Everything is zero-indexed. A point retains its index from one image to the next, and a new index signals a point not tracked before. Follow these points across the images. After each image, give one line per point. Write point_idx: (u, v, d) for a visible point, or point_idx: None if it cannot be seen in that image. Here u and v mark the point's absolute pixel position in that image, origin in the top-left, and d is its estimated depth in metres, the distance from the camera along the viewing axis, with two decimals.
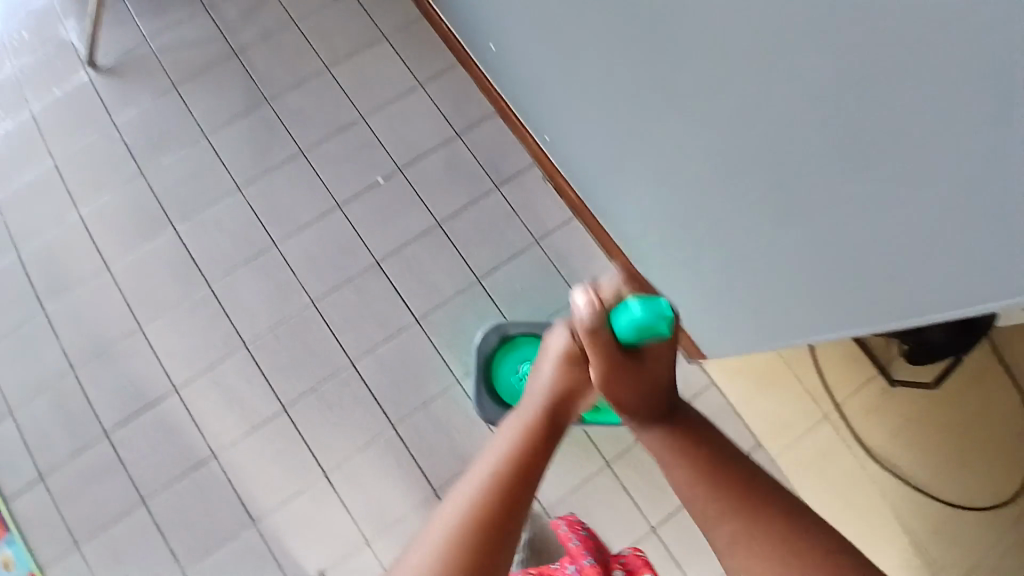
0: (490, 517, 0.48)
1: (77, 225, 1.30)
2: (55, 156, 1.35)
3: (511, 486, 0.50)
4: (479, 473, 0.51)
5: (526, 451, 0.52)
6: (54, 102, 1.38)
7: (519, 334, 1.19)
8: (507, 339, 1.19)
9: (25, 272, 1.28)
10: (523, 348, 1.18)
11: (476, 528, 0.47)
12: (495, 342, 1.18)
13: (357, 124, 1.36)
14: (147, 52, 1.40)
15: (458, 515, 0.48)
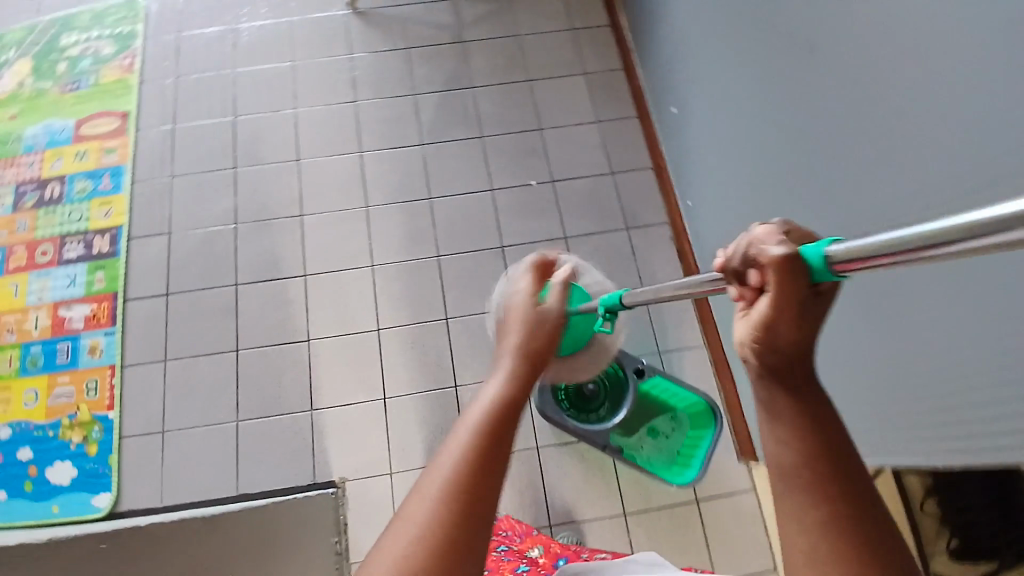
0: (476, 461, 0.42)
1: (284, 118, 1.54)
2: (292, 62, 1.60)
3: (485, 460, 0.42)
4: (465, 429, 0.44)
5: (503, 414, 0.46)
6: (310, 22, 1.65)
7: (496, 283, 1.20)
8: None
9: (229, 138, 1.51)
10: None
11: (467, 470, 0.41)
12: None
13: (533, 133, 1.55)
14: (396, 13, 1.67)
15: (448, 471, 0.41)
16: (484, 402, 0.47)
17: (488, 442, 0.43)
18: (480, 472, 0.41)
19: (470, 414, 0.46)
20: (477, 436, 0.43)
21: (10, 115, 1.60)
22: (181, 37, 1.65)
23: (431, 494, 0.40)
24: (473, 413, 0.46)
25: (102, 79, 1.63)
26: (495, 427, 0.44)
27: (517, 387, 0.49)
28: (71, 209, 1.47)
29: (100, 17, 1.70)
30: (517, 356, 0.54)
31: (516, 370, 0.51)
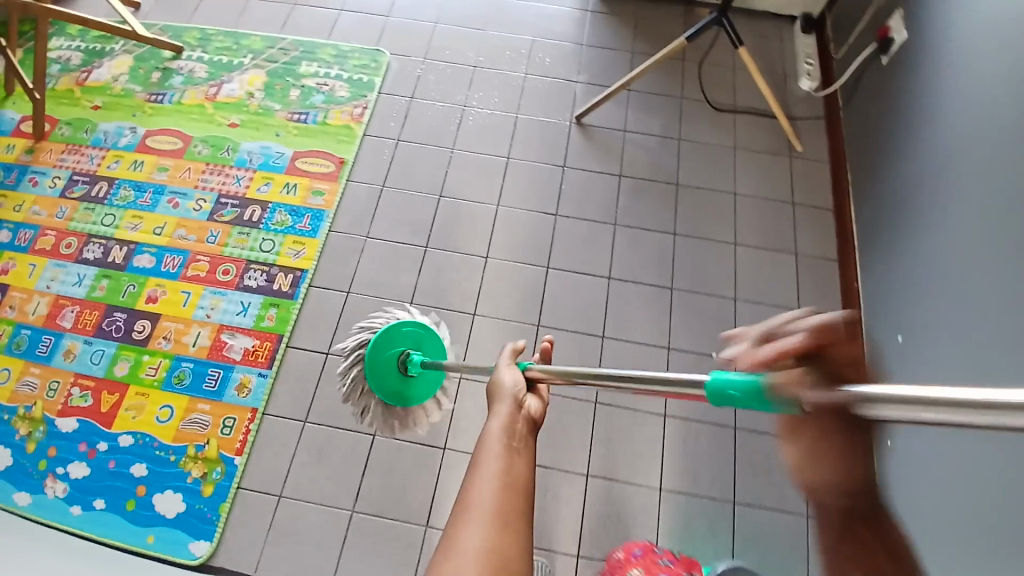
0: (502, 505, 0.53)
1: (484, 212, 1.55)
2: (508, 159, 1.63)
3: (509, 501, 0.54)
4: (486, 477, 0.55)
5: (506, 457, 0.57)
6: (536, 126, 1.69)
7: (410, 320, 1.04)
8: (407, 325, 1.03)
9: (431, 217, 1.54)
10: (410, 335, 1.04)
11: (498, 513, 0.52)
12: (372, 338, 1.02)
13: (727, 302, 1.45)
14: (618, 139, 1.67)
15: (480, 512, 0.52)
16: (488, 472, 0.55)
17: (500, 507, 0.53)
18: (510, 531, 0.51)
19: (481, 463, 0.57)
20: (492, 502, 0.53)
21: (231, 122, 1.66)
22: (412, 102, 1.72)
23: (474, 531, 0.51)
24: (480, 486, 0.54)
25: (327, 117, 1.68)
26: (505, 474, 0.56)
27: (513, 449, 0.59)
28: (264, 239, 1.50)
29: (345, 60, 1.78)
30: (506, 414, 0.65)
31: (507, 425, 0.63)
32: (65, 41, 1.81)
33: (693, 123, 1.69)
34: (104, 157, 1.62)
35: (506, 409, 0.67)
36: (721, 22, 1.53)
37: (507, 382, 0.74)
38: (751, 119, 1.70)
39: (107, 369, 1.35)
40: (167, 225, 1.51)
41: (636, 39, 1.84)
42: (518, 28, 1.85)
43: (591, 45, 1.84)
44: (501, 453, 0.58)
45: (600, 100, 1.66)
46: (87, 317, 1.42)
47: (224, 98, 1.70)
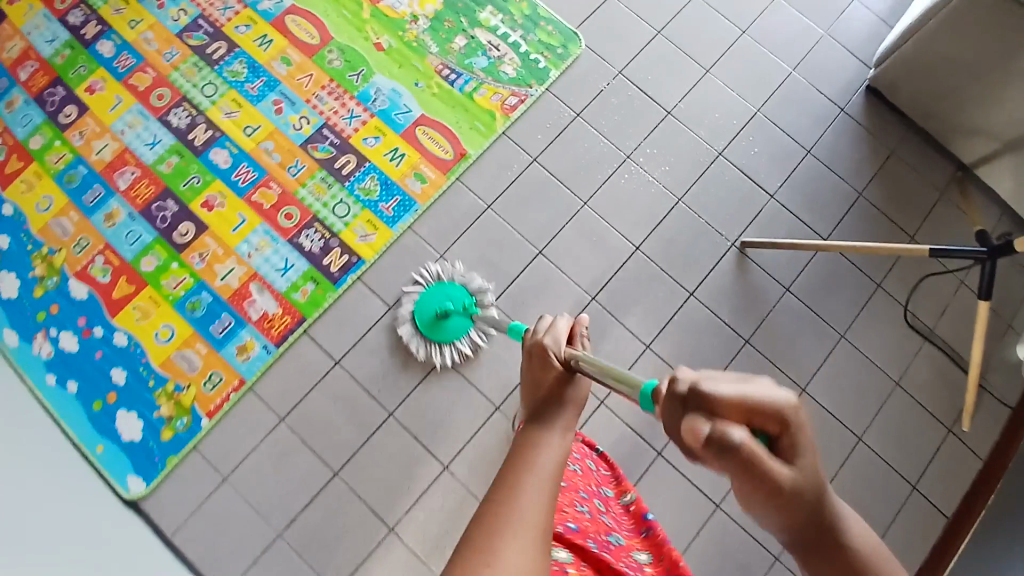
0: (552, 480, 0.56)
1: (573, 298, 1.32)
2: (640, 251, 1.36)
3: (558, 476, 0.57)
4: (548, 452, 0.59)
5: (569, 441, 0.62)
6: (689, 225, 1.39)
7: (458, 284, 1.28)
8: (458, 287, 1.27)
9: (519, 272, 1.33)
10: (457, 294, 1.26)
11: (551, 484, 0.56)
12: (427, 287, 1.27)
13: (764, 557, 1.23)
14: (774, 294, 1.36)
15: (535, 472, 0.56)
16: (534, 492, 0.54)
17: (541, 534, 0.51)
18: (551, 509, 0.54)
19: (549, 439, 0.60)
20: (532, 526, 0.51)
21: (378, 42, 1.44)
22: (576, 120, 1.42)
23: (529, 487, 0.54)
24: (521, 504, 0.52)
25: (476, 92, 1.43)
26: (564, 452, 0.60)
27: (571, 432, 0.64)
28: (341, 201, 1.33)
29: (534, 28, 1.47)
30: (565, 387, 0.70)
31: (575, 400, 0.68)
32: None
33: (869, 326, 1.36)
34: (237, 14, 1.45)
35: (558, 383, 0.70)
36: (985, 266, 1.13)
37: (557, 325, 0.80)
38: (932, 359, 1.38)
39: (135, 255, 1.29)
40: (260, 129, 1.37)
41: (869, 178, 1.46)
42: (744, 91, 1.48)
43: (816, 157, 1.45)
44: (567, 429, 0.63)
45: (776, 242, 1.32)
46: (141, 189, 1.33)
47: (385, 7, 1.46)
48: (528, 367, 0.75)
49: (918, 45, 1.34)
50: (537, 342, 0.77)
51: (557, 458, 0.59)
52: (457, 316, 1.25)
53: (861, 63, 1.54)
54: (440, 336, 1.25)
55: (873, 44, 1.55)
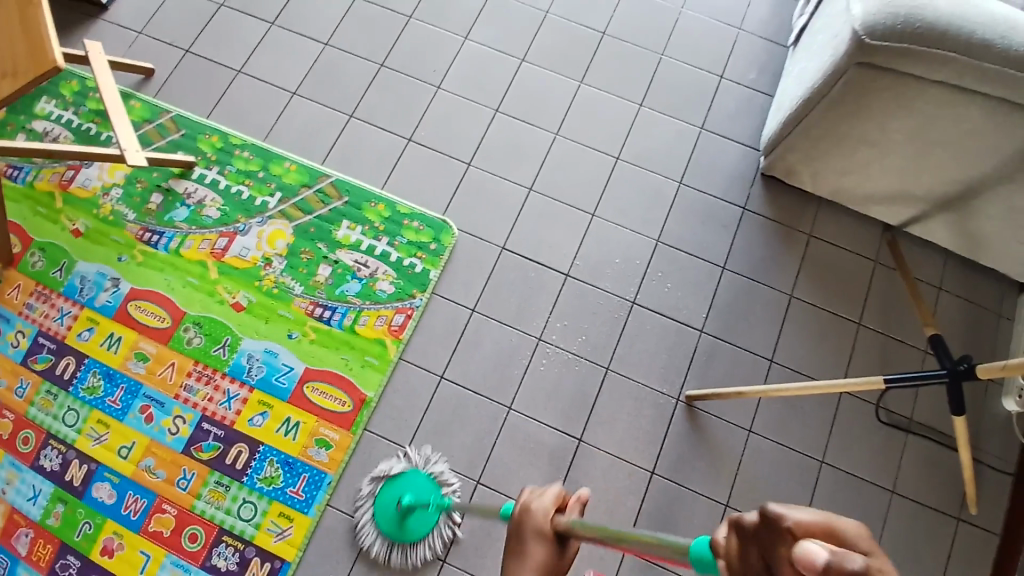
0: None
1: None
2: (580, 441, 1.25)
3: None
4: None
5: None
6: (626, 392, 1.28)
7: (415, 471, 1.21)
8: (421, 474, 1.21)
9: (462, 514, 1.22)
10: (426, 490, 1.20)
11: None
12: (374, 500, 1.20)
13: None
14: (738, 442, 1.26)
15: None
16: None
17: None
18: None
19: None
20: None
21: (236, 301, 1.32)
22: (474, 315, 1.32)
23: None
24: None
25: (357, 321, 1.30)
26: None
27: None
28: (245, 500, 1.21)
29: (398, 230, 1.35)
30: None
31: None
32: (55, 107, 1.42)
33: (843, 441, 1.26)
34: (76, 318, 1.32)
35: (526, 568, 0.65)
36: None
37: (540, 505, 0.68)
38: (924, 450, 1.26)
39: None
40: (134, 446, 1.25)
41: (798, 274, 1.33)
42: (638, 221, 1.38)
43: (733, 271, 1.34)
44: None
45: (718, 392, 1.20)
46: (40, 548, 1.19)
47: (232, 258, 1.35)
48: (513, 540, 0.68)
49: (804, 135, 1.23)
50: (520, 537, 0.67)
51: None
52: (422, 510, 1.19)
53: (746, 146, 1.43)
54: (407, 535, 1.18)
55: (753, 121, 1.45)
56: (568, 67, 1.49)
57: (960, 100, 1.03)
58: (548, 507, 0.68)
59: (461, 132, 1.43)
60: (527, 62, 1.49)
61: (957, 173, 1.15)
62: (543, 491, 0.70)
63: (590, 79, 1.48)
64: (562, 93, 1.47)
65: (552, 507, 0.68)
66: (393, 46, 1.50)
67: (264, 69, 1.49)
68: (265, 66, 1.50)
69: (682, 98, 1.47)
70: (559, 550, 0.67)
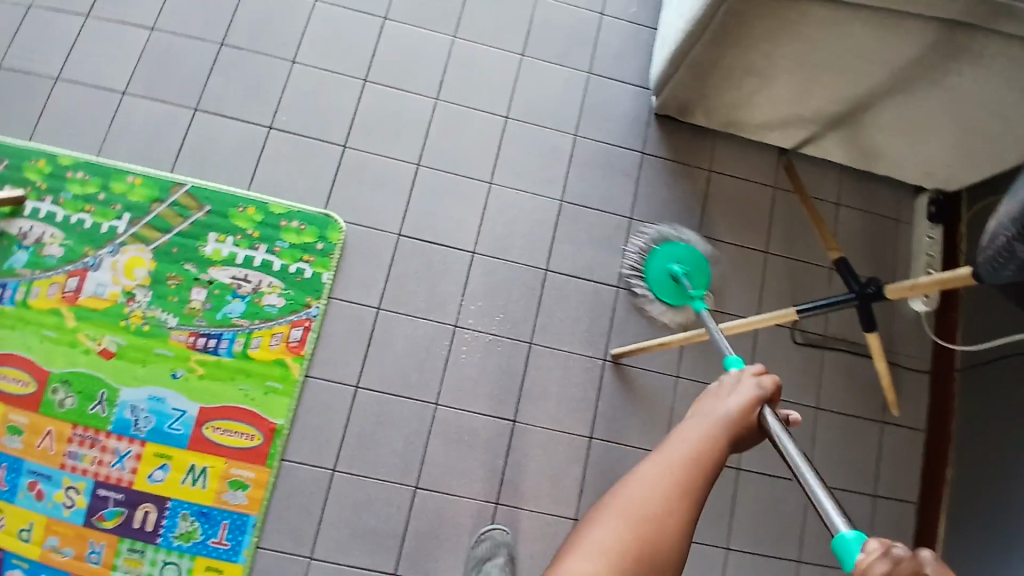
0: (687, 484, 0.51)
1: (474, 513, 1.16)
2: (514, 423, 1.21)
3: (696, 482, 0.51)
4: (679, 448, 0.54)
5: (711, 457, 0.54)
6: (554, 364, 1.23)
7: (686, 245, 1.23)
8: (682, 244, 1.23)
9: (404, 524, 1.15)
10: (687, 256, 1.21)
11: (681, 491, 0.50)
12: (647, 257, 1.23)
13: None
14: (669, 391, 1.25)
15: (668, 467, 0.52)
16: (685, 450, 0.53)
17: (689, 478, 0.51)
18: (672, 512, 0.49)
19: (682, 440, 0.55)
20: (677, 470, 0.51)
21: (102, 348, 1.16)
22: (380, 314, 1.22)
23: (656, 475, 0.51)
24: (672, 462, 0.52)
25: (249, 344, 1.17)
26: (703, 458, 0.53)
27: (711, 451, 0.55)
28: (167, 562, 1.11)
29: (277, 234, 1.20)
30: (722, 421, 0.58)
31: (715, 434, 0.56)
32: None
33: (767, 370, 1.28)
34: None
35: (734, 411, 0.59)
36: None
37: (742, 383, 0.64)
38: (841, 364, 1.30)
39: None
40: (33, 527, 1.11)
41: (704, 212, 1.30)
42: (539, 183, 1.29)
43: (640, 220, 1.29)
44: (711, 452, 0.54)
45: (637, 347, 1.18)
46: None
47: (88, 299, 1.17)
48: (721, 386, 0.64)
49: (692, 70, 1.17)
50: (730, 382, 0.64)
51: (713, 444, 0.55)
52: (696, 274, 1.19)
53: (637, 86, 1.36)
54: (673, 298, 1.20)
55: (640, 58, 1.37)
56: (436, 22, 1.34)
57: (840, 19, 0.98)
58: (759, 374, 0.65)
59: (330, 112, 1.27)
60: (391, 21, 1.32)
61: (843, 90, 1.12)
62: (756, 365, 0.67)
63: (465, 32, 1.34)
64: (434, 51, 1.32)
65: (769, 380, 0.64)
66: (231, 21, 1.29)
67: (81, 69, 1.26)
68: (83, 66, 1.26)
69: (565, 41, 1.36)
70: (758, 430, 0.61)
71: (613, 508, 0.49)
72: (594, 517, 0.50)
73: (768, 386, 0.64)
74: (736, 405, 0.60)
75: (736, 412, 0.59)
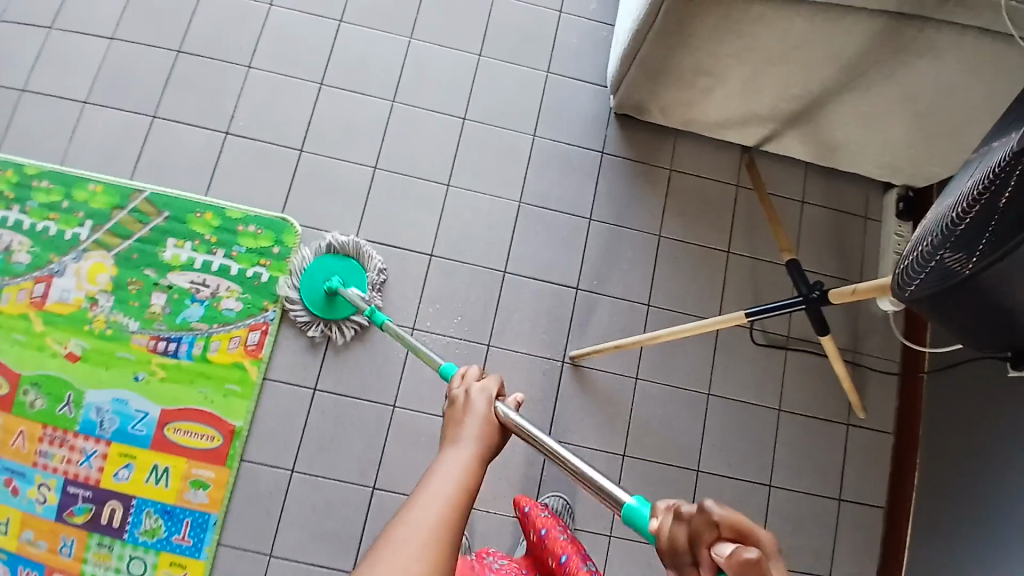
0: (456, 517, 0.46)
1: None
2: None
3: (462, 515, 0.46)
4: (445, 481, 0.48)
5: (475, 482, 0.50)
6: (512, 366, 1.24)
7: (339, 256, 1.23)
8: (353, 263, 1.23)
9: (363, 523, 1.18)
10: (353, 275, 1.22)
11: (451, 525, 0.45)
12: (310, 265, 1.21)
13: None
14: (628, 393, 1.25)
15: (437, 506, 0.46)
16: (437, 485, 0.48)
17: (457, 509, 0.46)
18: (444, 553, 0.44)
19: (441, 475, 0.49)
20: (445, 504, 0.46)
21: (69, 351, 1.19)
22: (337, 316, 1.23)
23: (425, 519, 0.45)
24: (425, 504, 0.46)
25: (208, 347, 1.19)
26: (471, 486, 0.49)
27: (470, 474, 0.50)
28: (133, 557, 1.14)
29: (234, 239, 1.22)
30: (473, 443, 0.54)
31: (472, 456, 0.52)
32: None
33: (728, 370, 1.27)
34: None
35: (482, 422, 0.56)
36: (951, 285, 0.68)
37: (479, 393, 0.60)
38: (806, 364, 1.29)
39: None
40: (9, 521, 1.15)
41: (666, 212, 1.29)
42: (497, 184, 1.29)
43: (600, 220, 1.28)
44: (474, 475, 0.50)
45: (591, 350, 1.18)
46: None
47: (55, 304, 1.20)
48: (460, 404, 0.59)
49: (645, 68, 1.15)
50: (473, 394, 0.59)
51: (467, 465, 0.51)
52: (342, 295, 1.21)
53: (597, 84, 1.34)
54: (337, 313, 1.22)
55: (601, 55, 1.35)
56: (393, 23, 1.33)
57: (782, 14, 0.96)
58: (486, 379, 0.62)
59: (286, 117, 1.28)
60: (346, 23, 1.32)
61: (798, 86, 1.10)
62: (468, 371, 0.64)
63: (421, 32, 1.33)
64: (390, 53, 1.32)
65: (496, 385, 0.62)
66: (188, 28, 1.30)
67: (45, 80, 1.29)
68: (47, 76, 1.29)
69: (524, 39, 1.35)
70: (502, 433, 0.58)
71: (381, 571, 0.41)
72: None
73: (499, 389, 0.62)
74: (480, 419, 0.57)
75: (480, 426, 0.56)
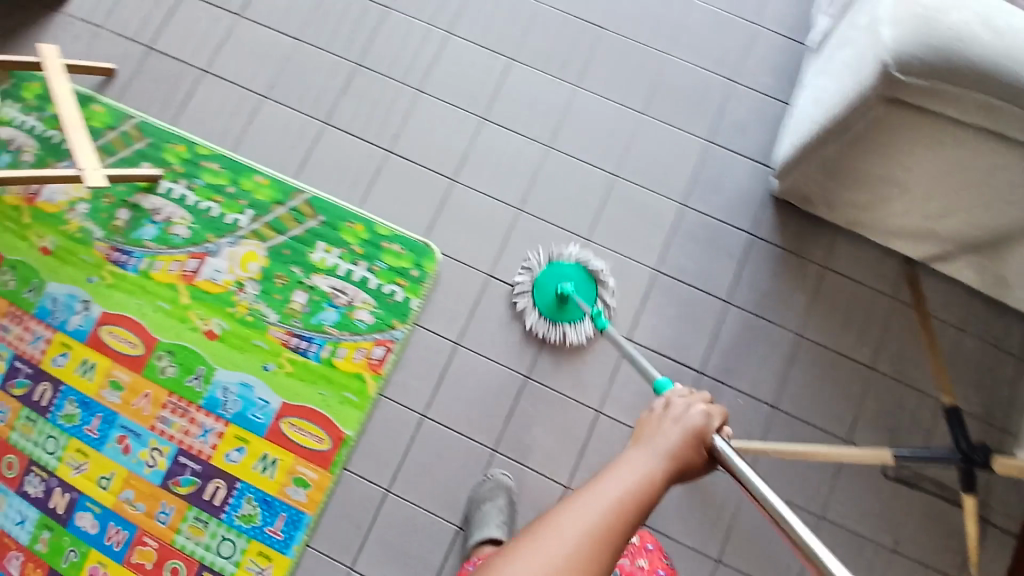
0: (624, 515, 0.52)
1: None
2: (566, 488, 1.20)
3: (631, 518, 0.52)
4: (625, 481, 0.54)
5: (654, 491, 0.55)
6: (617, 437, 1.22)
7: (574, 265, 1.24)
8: (572, 267, 1.24)
9: (442, 559, 1.19)
10: (577, 280, 1.24)
11: (616, 520, 0.51)
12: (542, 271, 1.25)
13: None
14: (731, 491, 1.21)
15: (610, 499, 0.52)
16: (625, 477, 0.54)
17: (628, 509, 0.52)
18: (606, 544, 0.50)
19: (625, 474, 0.55)
20: (617, 499, 0.52)
21: (209, 328, 1.25)
22: (457, 349, 1.25)
23: (594, 504, 0.51)
24: (603, 492, 0.52)
25: (335, 352, 1.23)
26: (648, 495, 0.54)
27: (648, 478, 0.55)
28: (224, 538, 1.19)
29: (378, 254, 1.26)
30: (667, 455, 0.58)
31: (660, 467, 0.57)
32: (18, 111, 1.39)
33: (839, 490, 1.22)
34: (49, 344, 1.26)
35: (680, 441, 0.60)
36: None
37: (691, 413, 0.64)
38: (924, 500, 1.22)
39: None
40: (113, 477, 1.21)
41: (805, 312, 1.25)
42: (636, 249, 1.28)
43: (736, 307, 1.25)
44: (654, 486, 0.55)
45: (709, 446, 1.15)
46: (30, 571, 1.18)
47: (204, 282, 1.27)
48: (666, 413, 0.64)
49: (822, 165, 1.12)
50: (679, 410, 0.64)
51: (653, 473, 0.56)
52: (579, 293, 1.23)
53: (757, 165, 1.31)
54: (567, 317, 1.23)
55: (766, 135, 1.32)
56: (562, 69, 1.34)
57: (995, 147, 0.91)
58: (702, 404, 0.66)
59: (445, 145, 1.31)
60: (517, 62, 1.34)
61: (984, 217, 1.04)
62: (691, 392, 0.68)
63: (587, 82, 1.34)
64: (553, 99, 1.33)
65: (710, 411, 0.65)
66: (369, 43, 1.35)
67: (229, 68, 1.36)
68: (231, 65, 1.36)
69: (690, 106, 1.33)
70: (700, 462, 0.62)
71: (551, 534, 0.50)
72: (529, 538, 0.50)
73: (710, 420, 0.64)
74: (678, 436, 0.61)
75: (680, 444, 0.60)
